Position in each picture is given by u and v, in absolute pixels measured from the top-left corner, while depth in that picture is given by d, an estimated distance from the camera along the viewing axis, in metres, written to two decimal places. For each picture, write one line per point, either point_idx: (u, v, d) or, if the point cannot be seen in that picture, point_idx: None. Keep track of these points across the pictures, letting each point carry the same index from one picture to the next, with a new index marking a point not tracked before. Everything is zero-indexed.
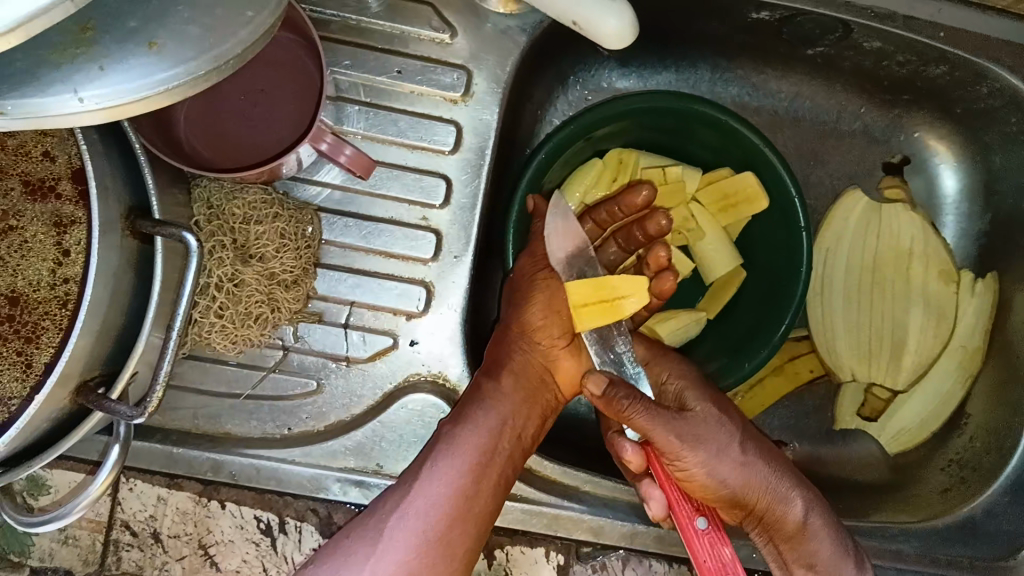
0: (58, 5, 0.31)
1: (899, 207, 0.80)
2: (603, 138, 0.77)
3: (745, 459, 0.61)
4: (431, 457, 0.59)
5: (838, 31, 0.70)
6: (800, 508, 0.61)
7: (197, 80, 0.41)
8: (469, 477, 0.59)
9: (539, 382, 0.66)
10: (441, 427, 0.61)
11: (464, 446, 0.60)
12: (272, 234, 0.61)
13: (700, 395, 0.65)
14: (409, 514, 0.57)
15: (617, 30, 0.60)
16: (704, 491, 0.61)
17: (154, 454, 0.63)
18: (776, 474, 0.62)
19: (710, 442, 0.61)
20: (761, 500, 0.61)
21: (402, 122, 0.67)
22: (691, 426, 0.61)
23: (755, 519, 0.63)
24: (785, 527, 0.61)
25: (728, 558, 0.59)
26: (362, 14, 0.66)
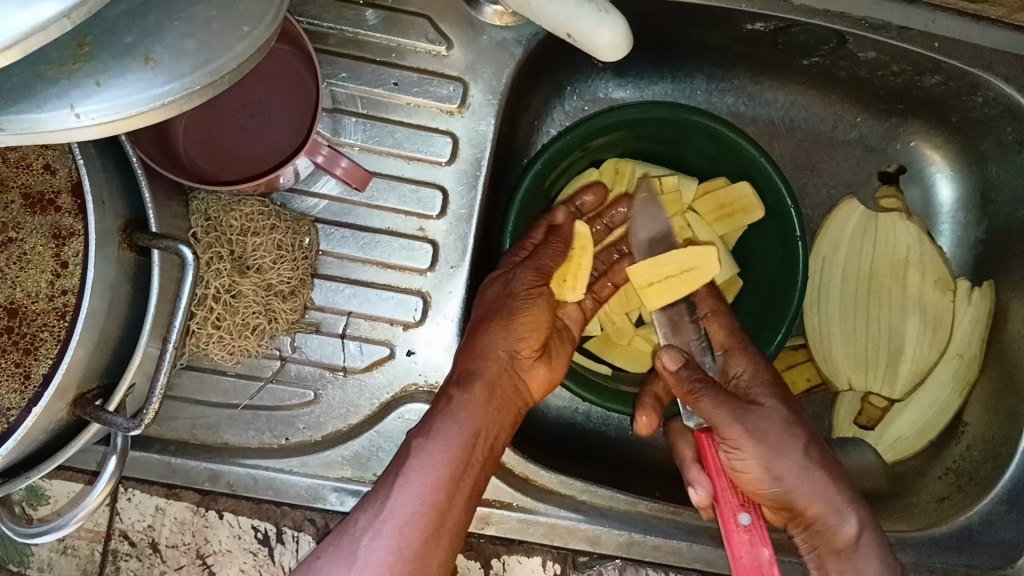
0: (53, 23, 0.31)
1: (895, 217, 0.80)
2: (599, 147, 0.77)
3: (807, 463, 0.60)
4: (403, 471, 0.57)
5: (833, 41, 0.71)
6: (853, 526, 0.60)
7: (193, 95, 0.42)
8: (441, 491, 0.57)
9: (509, 390, 0.64)
10: (411, 440, 0.59)
11: (436, 460, 0.58)
12: (269, 245, 0.62)
13: (768, 392, 0.64)
14: (384, 531, 0.55)
15: (610, 40, 0.60)
16: (755, 486, 0.60)
17: (151, 464, 0.63)
18: (830, 486, 0.61)
19: (772, 440, 0.60)
20: (812, 507, 0.60)
21: (399, 134, 0.68)
22: (758, 420, 0.60)
23: (801, 524, 0.61)
24: (835, 542, 0.60)
25: (765, 559, 0.56)
26: (359, 26, 0.67)
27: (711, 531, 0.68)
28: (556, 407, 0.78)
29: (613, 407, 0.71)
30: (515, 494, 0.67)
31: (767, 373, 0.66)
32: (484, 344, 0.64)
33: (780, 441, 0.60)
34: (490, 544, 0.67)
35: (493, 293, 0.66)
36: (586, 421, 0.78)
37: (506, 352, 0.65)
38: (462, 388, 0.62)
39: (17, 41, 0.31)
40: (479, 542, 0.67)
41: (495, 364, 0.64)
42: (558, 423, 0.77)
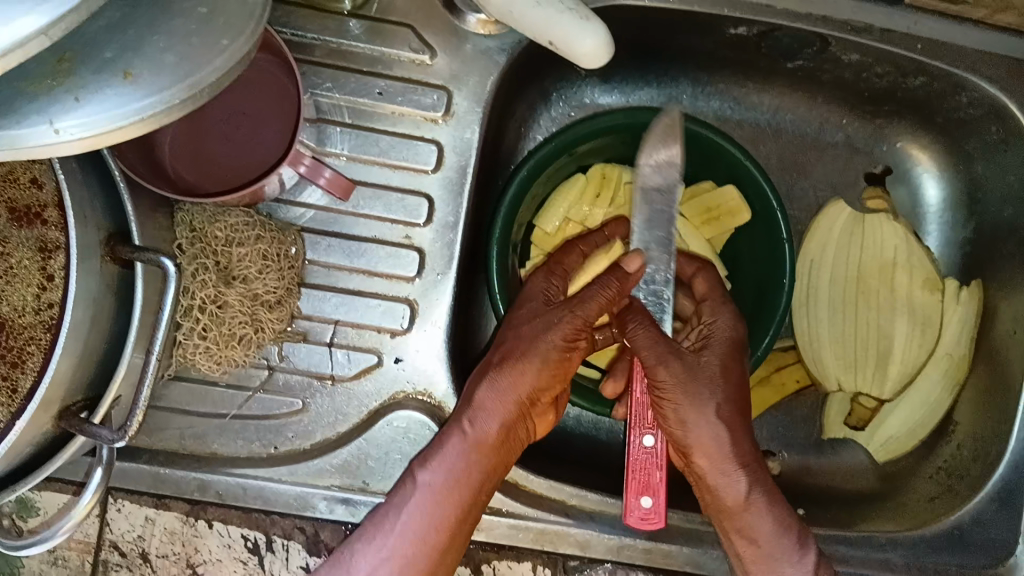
0: (30, 39, 0.32)
1: (882, 217, 0.80)
2: (586, 153, 0.78)
3: (715, 419, 0.62)
4: (405, 506, 0.59)
5: (816, 45, 0.71)
6: (743, 486, 0.62)
7: (172, 109, 0.42)
8: (443, 530, 0.59)
9: (521, 430, 0.63)
10: (416, 471, 0.60)
11: (439, 499, 0.59)
12: (254, 255, 0.62)
13: (720, 350, 0.65)
14: (384, 565, 0.58)
15: (592, 48, 0.60)
16: (667, 424, 0.63)
17: (142, 474, 0.64)
18: (731, 445, 0.62)
19: (697, 389, 0.62)
20: (706, 461, 0.62)
21: (384, 143, 0.68)
22: (686, 369, 0.62)
23: (695, 472, 0.64)
24: (723, 500, 0.62)
25: (655, 480, 0.62)
26: (343, 36, 0.67)
27: (700, 534, 0.68)
28: None
29: (600, 411, 0.72)
30: (505, 500, 0.67)
31: (734, 335, 0.66)
32: (507, 383, 0.62)
33: (696, 391, 0.62)
34: (479, 550, 0.67)
35: (518, 324, 0.63)
36: (577, 426, 0.78)
37: (528, 394, 0.62)
38: (474, 422, 0.61)
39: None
40: (469, 547, 0.67)
41: (514, 401, 0.62)
42: (548, 428, 0.77)
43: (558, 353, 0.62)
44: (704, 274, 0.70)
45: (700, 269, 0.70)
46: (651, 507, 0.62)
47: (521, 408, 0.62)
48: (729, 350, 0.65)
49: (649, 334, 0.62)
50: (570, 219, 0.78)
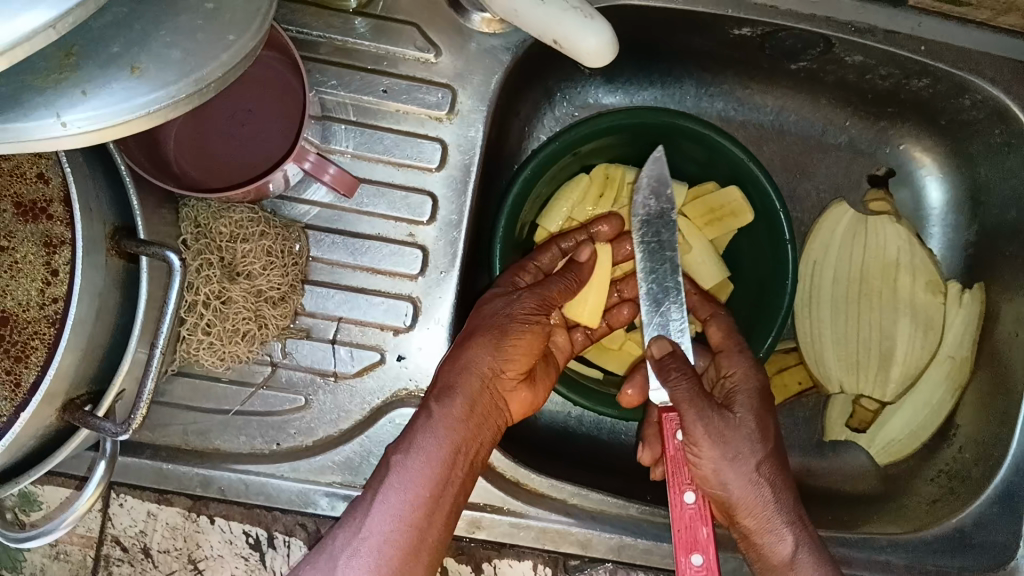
0: (38, 33, 0.32)
1: (883, 220, 0.80)
2: (590, 153, 0.78)
3: (756, 476, 0.61)
4: (382, 490, 0.58)
5: (820, 46, 0.71)
6: (789, 544, 0.61)
7: (178, 103, 0.42)
8: (421, 511, 0.58)
9: (491, 411, 0.64)
10: (390, 456, 0.60)
11: (416, 480, 0.58)
12: (259, 251, 0.62)
13: (748, 403, 0.64)
14: (362, 550, 0.56)
15: (596, 47, 0.60)
16: (706, 481, 0.62)
17: (143, 470, 0.64)
18: (775, 503, 0.62)
19: (731, 445, 0.61)
20: (753, 520, 0.61)
21: (388, 141, 0.68)
22: (721, 423, 0.61)
23: (740, 533, 0.63)
24: (771, 559, 0.61)
25: (703, 538, 0.61)
26: (348, 34, 0.67)
27: None
28: (547, 412, 0.78)
29: (601, 410, 0.71)
30: (508, 499, 0.67)
31: (758, 388, 0.65)
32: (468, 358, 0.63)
33: (738, 448, 0.61)
34: (481, 548, 0.67)
35: (489, 310, 0.66)
36: (579, 426, 0.78)
37: (489, 370, 0.64)
38: (441, 402, 0.62)
39: (7, 49, 0.31)
40: (471, 546, 0.68)
41: (478, 381, 0.63)
42: (551, 429, 0.77)
43: (517, 329, 0.65)
44: (716, 322, 0.70)
45: (714, 315, 0.71)
46: (704, 564, 0.61)
47: (485, 385, 0.64)
48: (762, 401, 0.64)
49: (692, 391, 0.61)
50: (572, 219, 0.78)
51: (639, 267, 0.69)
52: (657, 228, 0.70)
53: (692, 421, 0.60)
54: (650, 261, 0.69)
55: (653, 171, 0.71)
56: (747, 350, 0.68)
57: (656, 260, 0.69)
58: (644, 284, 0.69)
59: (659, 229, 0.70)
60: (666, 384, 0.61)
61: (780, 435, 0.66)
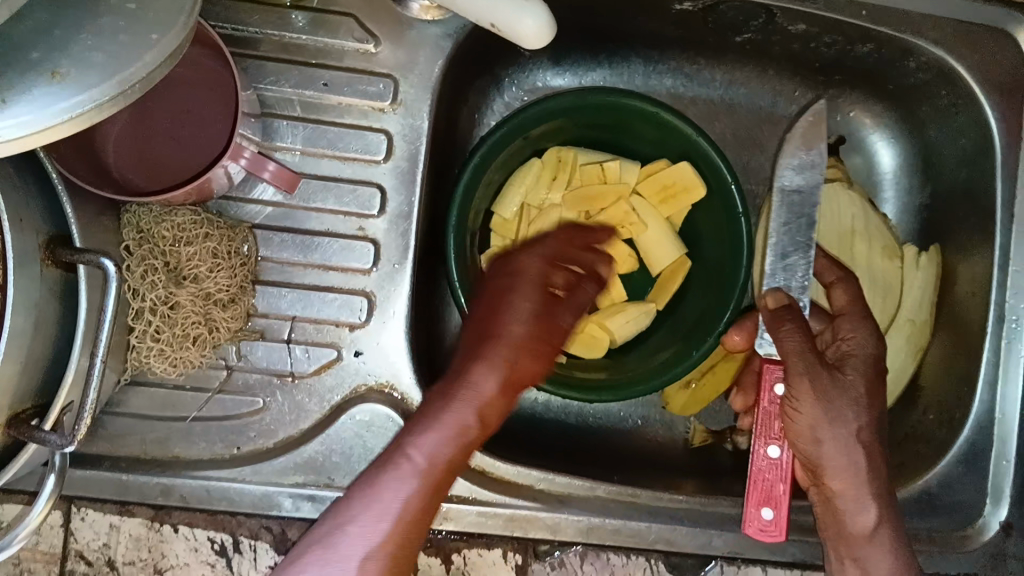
0: None
1: (838, 187, 0.79)
2: (540, 137, 0.77)
3: (854, 441, 0.62)
4: (396, 492, 0.57)
5: (762, 16, 0.71)
6: (871, 516, 0.61)
7: (103, 107, 0.41)
8: (425, 517, 0.58)
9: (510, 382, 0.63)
10: (409, 454, 0.58)
11: (429, 484, 0.58)
12: (204, 253, 0.61)
13: (862, 370, 0.64)
14: (371, 554, 0.55)
15: (535, 29, 0.60)
16: (802, 441, 0.62)
17: (103, 481, 0.63)
18: (868, 474, 0.62)
19: (835, 407, 0.61)
20: (841, 484, 0.62)
21: (332, 134, 0.67)
22: (830, 382, 0.62)
23: (821, 495, 0.64)
24: (847, 526, 0.62)
25: (779, 493, 0.64)
26: (286, 30, 0.66)
27: (669, 509, 0.68)
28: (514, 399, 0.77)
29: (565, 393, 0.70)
30: (473, 488, 0.66)
31: (872, 355, 0.65)
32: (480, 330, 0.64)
33: (839, 411, 0.62)
34: (448, 540, 0.67)
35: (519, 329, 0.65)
36: (547, 411, 0.78)
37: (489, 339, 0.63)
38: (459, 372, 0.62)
39: None
40: (441, 539, 0.67)
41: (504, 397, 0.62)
42: (516, 416, 0.77)
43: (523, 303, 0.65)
44: (842, 286, 0.69)
45: (839, 278, 0.70)
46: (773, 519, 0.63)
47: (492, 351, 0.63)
48: (874, 372, 0.65)
49: (803, 346, 0.61)
50: (527, 204, 0.78)
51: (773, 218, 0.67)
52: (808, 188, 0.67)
53: (797, 373, 0.61)
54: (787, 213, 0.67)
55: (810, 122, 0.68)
56: (868, 317, 0.68)
57: (792, 213, 0.67)
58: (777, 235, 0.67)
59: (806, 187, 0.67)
60: (777, 334, 0.61)
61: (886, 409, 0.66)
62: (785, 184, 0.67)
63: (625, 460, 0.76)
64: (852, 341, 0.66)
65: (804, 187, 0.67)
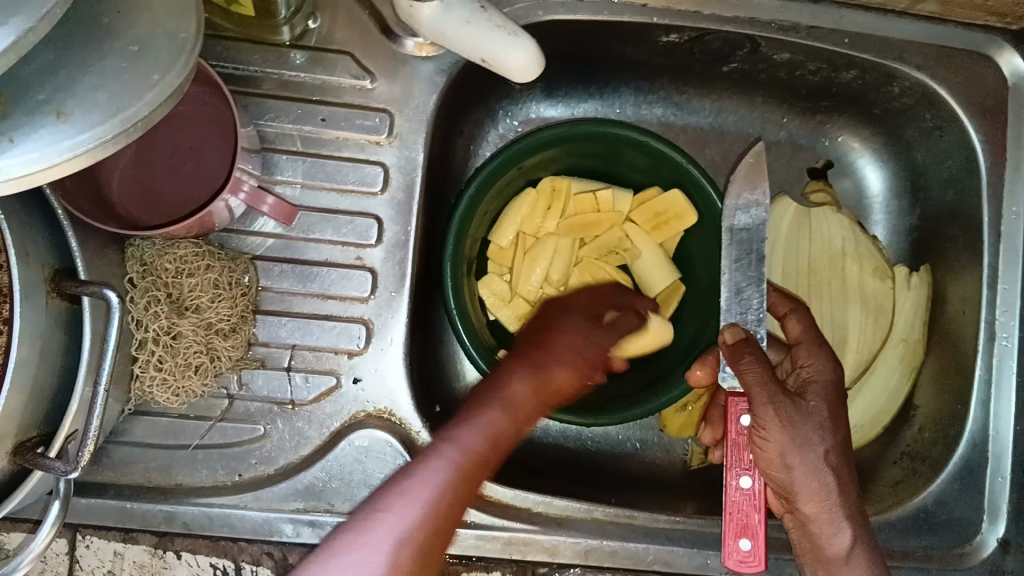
0: None
1: (825, 211, 0.81)
2: (533, 167, 0.79)
3: (822, 466, 0.61)
4: (433, 458, 0.52)
5: (747, 46, 0.73)
6: (846, 539, 0.61)
7: (106, 145, 0.43)
8: (458, 488, 0.51)
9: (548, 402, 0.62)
10: (442, 429, 0.55)
11: (472, 447, 0.52)
12: (205, 284, 0.63)
13: (823, 396, 0.64)
14: (394, 524, 0.48)
15: (523, 63, 0.62)
16: (772, 469, 0.61)
17: (107, 509, 0.64)
18: (838, 497, 0.62)
19: (804, 432, 0.61)
20: (814, 508, 0.62)
21: (330, 167, 0.69)
22: (794, 409, 0.61)
23: (798, 519, 0.63)
24: (825, 549, 0.62)
25: (754, 523, 0.63)
26: (284, 68, 0.69)
27: (667, 532, 0.69)
28: None
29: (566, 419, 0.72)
30: (472, 511, 0.67)
31: (833, 381, 0.65)
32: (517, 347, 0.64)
33: (807, 437, 0.61)
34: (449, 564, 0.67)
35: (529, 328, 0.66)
36: (545, 437, 0.79)
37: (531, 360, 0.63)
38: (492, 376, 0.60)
39: None
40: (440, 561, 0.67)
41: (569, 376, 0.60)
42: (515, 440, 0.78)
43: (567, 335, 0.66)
44: (796, 316, 0.70)
45: (792, 310, 0.71)
46: (751, 549, 0.62)
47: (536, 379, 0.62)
48: (835, 395, 0.64)
49: (763, 376, 0.60)
50: (522, 233, 0.79)
51: (725, 256, 0.68)
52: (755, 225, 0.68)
53: (762, 403, 0.60)
54: (737, 252, 0.68)
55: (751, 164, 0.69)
56: (825, 345, 0.68)
57: (743, 250, 0.68)
58: (730, 272, 0.68)
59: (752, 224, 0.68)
60: (738, 368, 0.61)
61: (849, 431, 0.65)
62: (734, 223, 0.68)
63: (623, 482, 0.77)
64: (813, 368, 0.66)
65: (753, 225, 0.68)
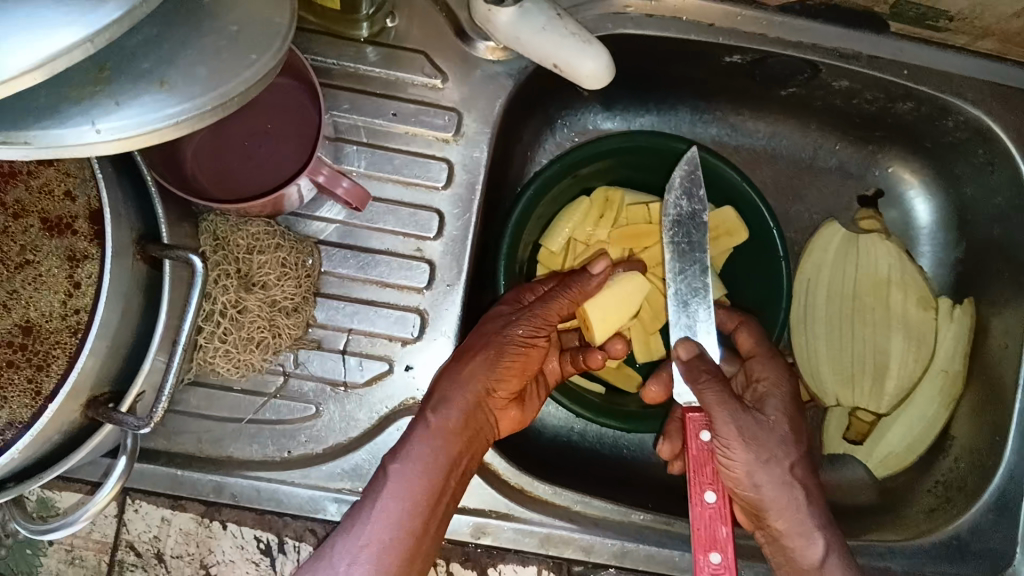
0: (76, 48, 0.35)
1: (875, 238, 0.83)
2: (589, 175, 0.81)
3: (790, 480, 0.61)
4: (379, 498, 0.61)
5: (807, 71, 0.75)
6: (820, 548, 0.60)
7: (205, 115, 0.45)
8: (417, 518, 0.60)
9: (484, 424, 0.67)
10: (388, 465, 0.62)
11: (406, 489, 0.61)
12: (274, 263, 0.65)
13: (781, 408, 0.64)
14: (361, 556, 0.59)
15: (593, 70, 0.64)
16: (737, 484, 0.62)
17: (158, 476, 0.66)
18: (809, 508, 0.61)
19: (764, 448, 0.61)
20: (786, 524, 0.61)
21: (397, 160, 0.72)
22: (754, 425, 0.61)
23: (769, 535, 0.63)
24: (801, 563, 0.61)
25: (723, 536, 0.60)
26: (360, 62, 0.71)
27: None
28: (552, 425, 0.80)
29: (605, 422, 0.73)
30: (513, 506, 0.69)
31: (788, 393, 0.66)
32: (470, 372, 0.66)
33: (771, 451, 0.61)
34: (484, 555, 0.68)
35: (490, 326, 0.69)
36: (582, 440, 0.80)
37: (485, 388, 0.66)
38: (440, 414, 0.65)
39: (39, 65, 0.34)
40: (477, 552, 0.68)
41: (473, 397, 0.66)
42: (554, 441, 0.79)
43: (516, 350, 0.67)
44: (746, 329, 0.71)
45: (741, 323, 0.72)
46: (721, 563, 0.59)
47: (481, 402, 0.66)
48: (792, 407, 0.65)
49: (723, 395, 0.60)
50: (573, 239, 0.80)
51: (668, 269, 0.67)
52: (687, 228, 0.68)
53: (722, 423, 0.60)
54: (680, 262, 0.67)
55: (686, 170, 0.69)
56: (776, 356, 0.68)
57: (684, 260, 0.67)
58: (672, 284, 0.67)
59: (688, 229, 0.68)
60: (696, 388, 0.60)
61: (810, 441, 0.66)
62: (670, 214, 0.68)
63: (657, 490, 0.77)
64: (767, 381, 0.66)
65: (683, 216, 0.68)
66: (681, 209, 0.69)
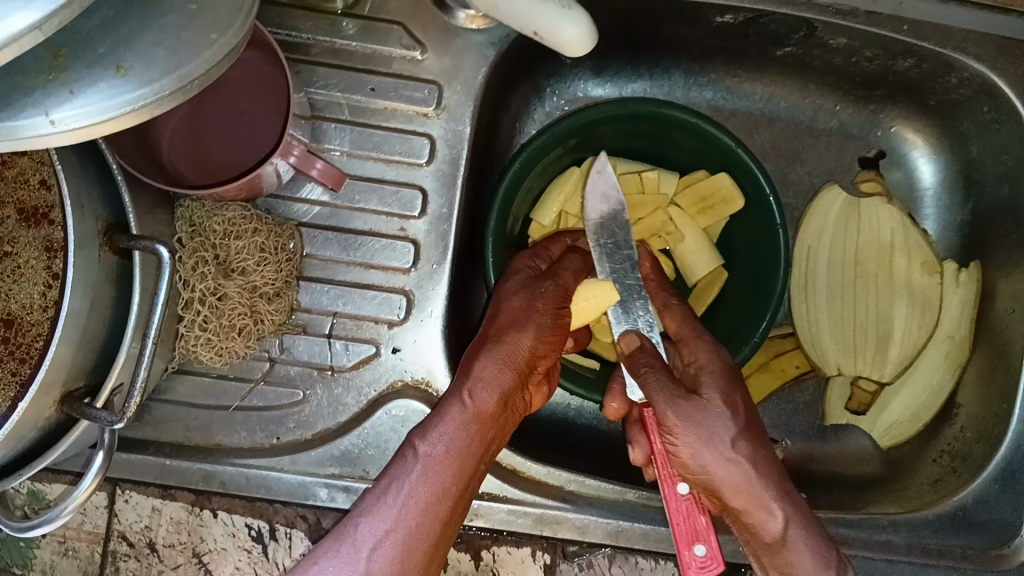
0: (25, 34, 0.32)
1: (876, 202, 0.80)
2: (580, 144, 0.78)
3: (736, 456, 0.59)
4: (409, 479, 0.56)
5: (803, 29, 0.71)
6: (779, 519, 0.59)
7: (163, 101, 0.42)
8: (446, 506, 0.57)
9: (513, 407, 0.64)
10: (417, 444, 0.58)
11: (438, 475, 0.57)
12: (252, 247, 0.64)
13: (717, 386, 0.61)
14: (386, 543, 0.54)
15: (575, 36, 0.61)
16: (687, 469, 0.60)
17: (147, 465, 0.65)
18: (761, 480, 0.59)
19: (706, 427, 0.59)
20: (742, 501, 0.59)
21: (378, 137, 0.69)
22: (691, 406, 0.59)
23: (731, 515, 0.61)
24: (762, 536, 0.59)
25: (702, 525, 0.61)
26: (336, 36, 0.69)
27: None
28: (548, 404, 0.79)
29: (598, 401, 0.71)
30: (506, 487, 0.67)
31: (724, 368, 0.62)
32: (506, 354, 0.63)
33: (713, 431, 0.59)
34: (475, 537, 0.67)
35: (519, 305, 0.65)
36: (579, 416, 0.79)
37: (519, 366, 0.63)
38: (473, 394, 0.61)
39: None
40: (469, 533, 0.67)
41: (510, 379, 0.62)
42: (549, 419, 0.78)
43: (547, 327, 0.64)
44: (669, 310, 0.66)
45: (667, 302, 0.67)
46: (707, 553, 0.60)
47: (514, 381, 0.63)
48: (733, 384, 0.61)
49: (662, 382, 0.59)
50: (565, 212, 0.78)
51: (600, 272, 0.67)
52: (611, 230, 0.67)
53: (662, 411, 0.59)
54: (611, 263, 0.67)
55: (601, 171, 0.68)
56: (707, 334, 0.64)
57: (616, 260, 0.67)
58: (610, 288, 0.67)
59: (614, 230, 0.67)
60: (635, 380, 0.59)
61: (755, 407, 0.63)
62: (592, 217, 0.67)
63: None
64: (701, 361, 0.63)
65: (606, 217, 0.67)
66: (603, 212, 0.67)
